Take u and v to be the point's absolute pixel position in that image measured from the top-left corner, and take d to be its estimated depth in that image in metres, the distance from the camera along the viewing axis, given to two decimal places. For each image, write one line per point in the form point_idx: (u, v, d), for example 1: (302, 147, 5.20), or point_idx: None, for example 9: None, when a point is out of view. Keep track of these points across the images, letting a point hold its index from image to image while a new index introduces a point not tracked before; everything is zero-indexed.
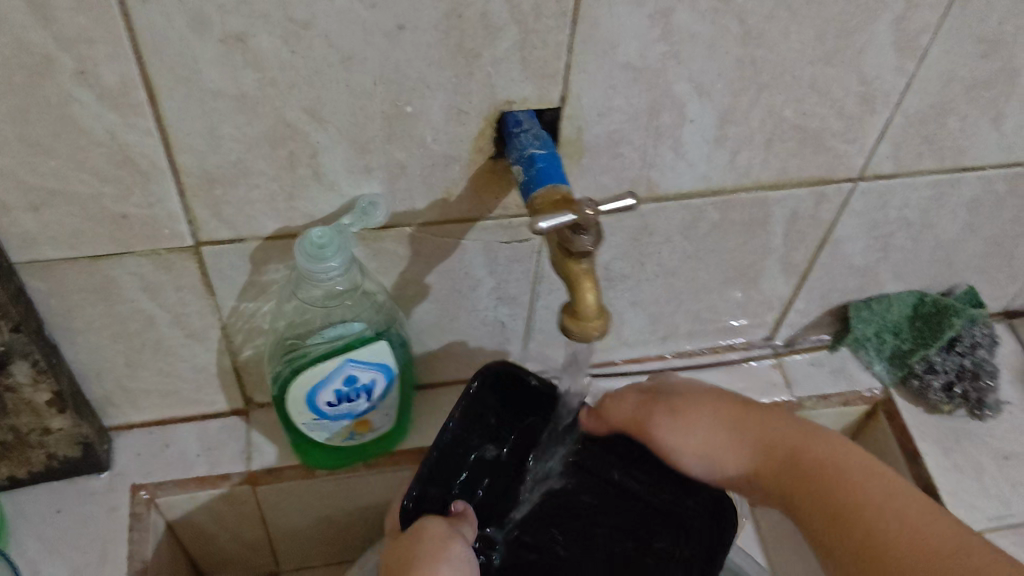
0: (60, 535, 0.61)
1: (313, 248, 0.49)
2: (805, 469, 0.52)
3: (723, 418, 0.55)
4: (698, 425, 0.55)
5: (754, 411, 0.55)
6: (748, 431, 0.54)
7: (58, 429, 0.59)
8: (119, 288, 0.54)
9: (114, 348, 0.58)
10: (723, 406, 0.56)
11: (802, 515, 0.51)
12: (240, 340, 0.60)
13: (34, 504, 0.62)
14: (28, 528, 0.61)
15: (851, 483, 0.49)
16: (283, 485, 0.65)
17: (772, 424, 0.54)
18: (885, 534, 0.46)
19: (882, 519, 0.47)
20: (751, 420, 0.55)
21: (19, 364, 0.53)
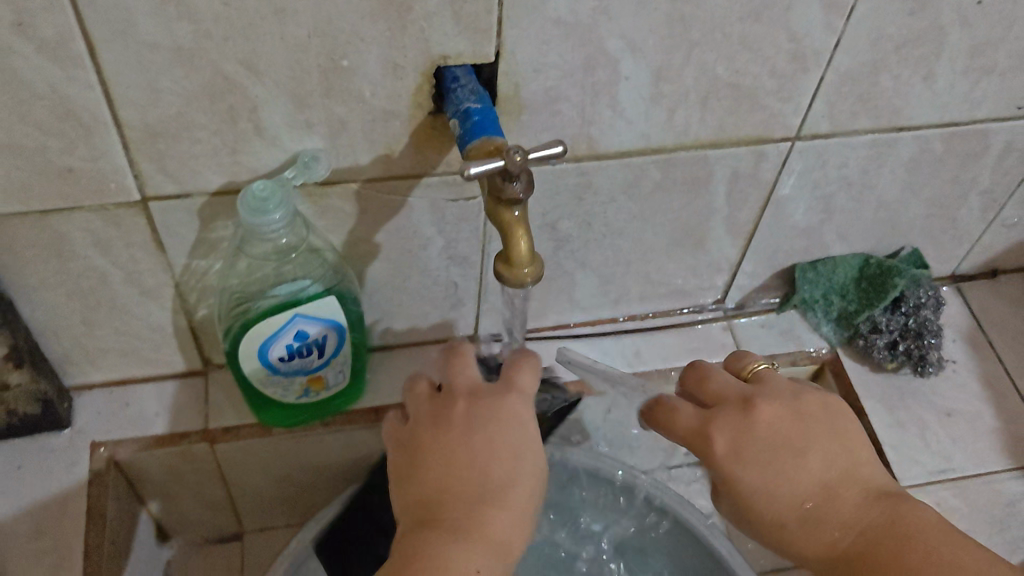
0: (21, 490, 0.62)
1: (255, 201, 0.51)
2: (871, 537, 0.48)
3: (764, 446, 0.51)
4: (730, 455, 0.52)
5: (811, 508, 0.50)
6: (795, 526, 0.50)
7: (16, 384, 0.60)
8: (70, 244, 0.55)
9: (69, 305, 0.59)
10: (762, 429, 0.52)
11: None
12: (194, 299, 0.61)
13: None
14: None
15: (916, 550, 0.46)
16: (241, 444, 0.66)
17: (809, 492, 0.50)
18: None
19: None
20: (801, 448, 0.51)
21: None
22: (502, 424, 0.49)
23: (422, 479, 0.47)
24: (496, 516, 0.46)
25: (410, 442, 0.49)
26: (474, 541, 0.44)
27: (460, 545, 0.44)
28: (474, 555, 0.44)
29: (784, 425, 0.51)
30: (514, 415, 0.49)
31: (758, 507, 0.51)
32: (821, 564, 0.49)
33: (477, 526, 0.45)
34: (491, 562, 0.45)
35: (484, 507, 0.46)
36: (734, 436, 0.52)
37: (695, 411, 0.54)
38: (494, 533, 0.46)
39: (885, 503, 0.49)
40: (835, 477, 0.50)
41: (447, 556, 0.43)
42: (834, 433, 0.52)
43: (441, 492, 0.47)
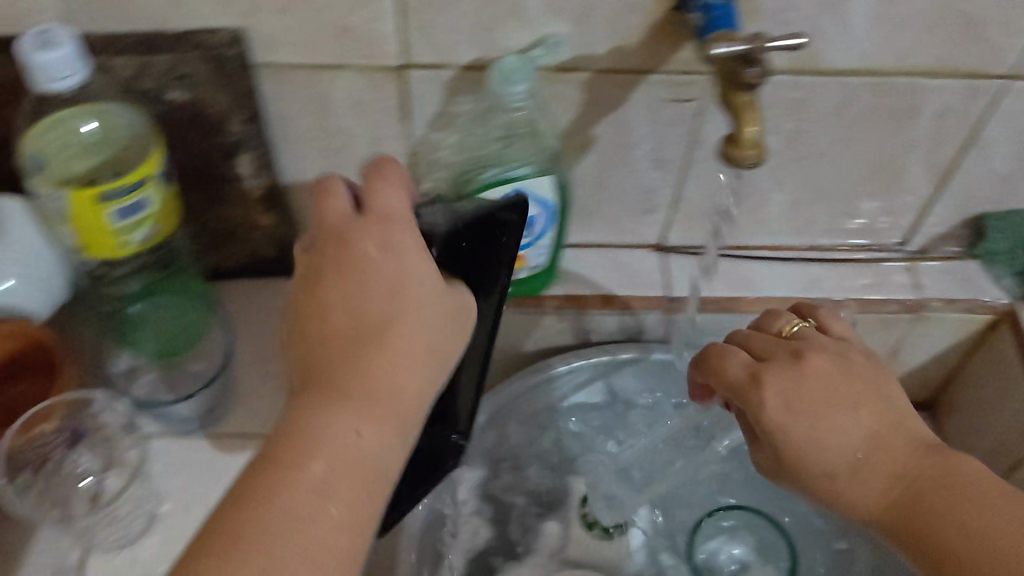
0: (251, 320, 0.71)
1: (504, 74, 0.57)
2: (916, 483, 0.48)
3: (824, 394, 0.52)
4: (772, 396, 0.52)
5: (861, 455, 0.50)
6: (844, 477, 0.50)
7: (264, 225, 0.68)
8: (332, 102, 0.62)
9: (317, 162, 0.67)
10: (816, 372, 0.53)
11: (893, 531, 0.48)
12: (424, 170, 0.68)
13: (232, 294, 0.72)
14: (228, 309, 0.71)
15: (960, 492, 0.46)
16: None
17: (855, 446, 0.50)
18: (963, 539, 0.44)
19: (970, 532, 0.44)
20: (854, 398, 0.52)
21: (244, 155, 0.63)
22: (388, 275, 0.46)
23: (317, 338, 0.45)
24: (377, 361, 0.44)
25: (309, 276, 0.47)
26: (353, 404, 0.43)
27: (345, 414, 0.43)
28: (372, 426, 0.43)
29: (823, 380, 0.52)
30: (362, 256, 0.46)
31: (804, 454, 0.51)
32: (880, 510, 0.49)
33: (369, 390, 0.43)
34: (383, 425, 0.43)
35: (371, 354, 0.44)
36: (788, 385, 0.52)
37: (743, 363, 0.55)
38: (387, 394, 0.44)
39: (941, 453, 0.49)
40: (878, 427, 0.51)
41: (323, 425, 0.42)
42: (867, 386, 0.52)
43: (338, 351, 0.44)
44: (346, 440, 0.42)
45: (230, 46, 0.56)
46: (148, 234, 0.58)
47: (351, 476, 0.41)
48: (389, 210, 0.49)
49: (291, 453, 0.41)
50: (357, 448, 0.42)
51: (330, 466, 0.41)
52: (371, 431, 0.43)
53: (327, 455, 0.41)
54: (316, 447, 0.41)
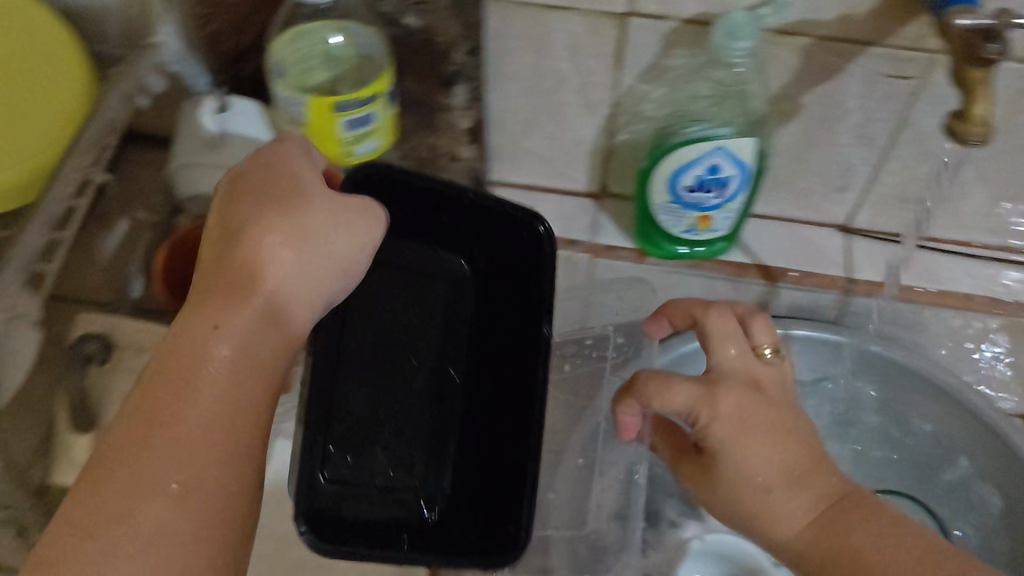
0: None
1: (730, 30, 0.58)
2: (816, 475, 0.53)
3: (741, 416, 0.54)
4: (721, 410, 0.54)
5: (796, 471, 0.53)
6: (779, 499, 0.52)
7: (464, 157, 0.70)
8: (549, 42, 0.63)
9: (521, 102, 0.69)
10: (740, 395, 0.55)
11: (784, 527, 0.52)
12: (623, 121, 0.70)
13: None
14: None
15: (864, 510, 0.51)
16: (621, 262, 0.75)
17: (772, 465, 0.53)
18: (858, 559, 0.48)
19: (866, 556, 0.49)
20: (792, 437, 0.54)
21: (462, 85, 0.65)
22: (289, 195, 0.47)
23: (213, 245, 0.46)
24: (239, 257, 0.45)
25: (223, 217, 0.47)
26: (240, 296, 0.44)
27: (226, 326, 0.43)
28: (234, 313, 0.43)
29: (761, 407, 0.54)
30: (287, 178, 0.48)
31: (718, 465, 0.54)
32: (805, 540, 0.51)
33: (265, 298, 0.45)
34: (247, 323, 0.43)
35: (254, 233, 0.45)
36: (713, 407, 0.55)
37: (698, 387, 0.56)
38: (277, 314, 0.45)
39: (830, 468, 0.53)
40: (765, 417, 0.54)
41: (205, 332, 0.42)
42: (789, 424, 0.54)
43: (224, 262, 0.45)
44: (239, 335, 0.43)
45: None
46: (371, 147, 0.62)
47: (221, 392, 0.42)
48: (279, 177, 0.48)
49: (172, 363, 0.42)
50: (222, 349, 0.42)
51: (206, 382, 0.41)
52: (249, 340, 0.43)
53: (212, 376, 0.42)
54: (182, 352, 0.42)
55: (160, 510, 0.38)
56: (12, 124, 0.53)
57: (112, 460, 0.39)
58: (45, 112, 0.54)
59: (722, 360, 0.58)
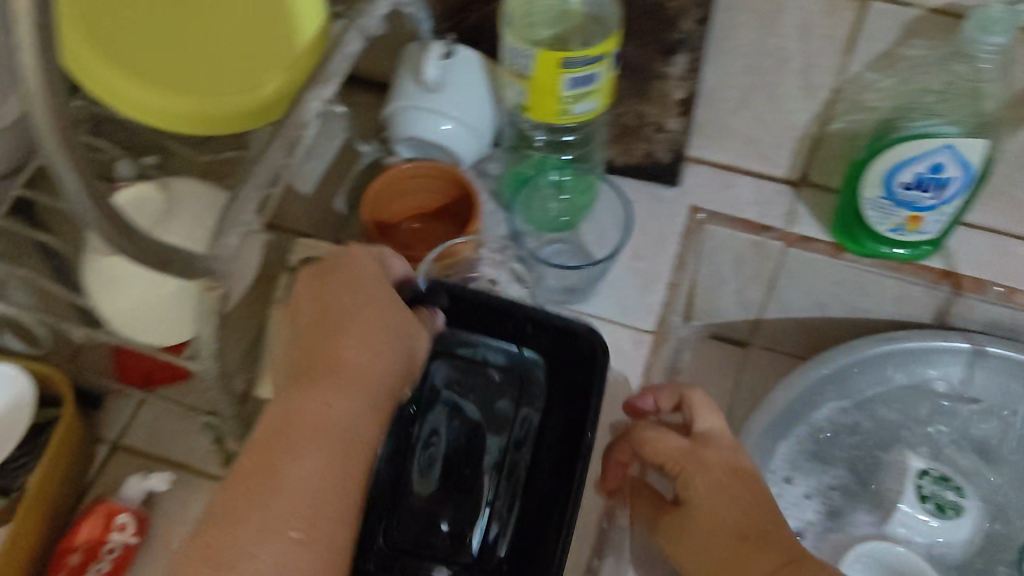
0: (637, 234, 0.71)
1: (981, 22, 0.56)
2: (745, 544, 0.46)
3: (711, 475, 0.49)
4: (684, 460, 0.51)
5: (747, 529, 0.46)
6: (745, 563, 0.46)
7: (671, 129, 0.69)
8: (782, 18, 0.62)
9: (738, 79, 0.68)
10: (712, 460, 0.50)
11: None
12: (841, 109, 0.67)
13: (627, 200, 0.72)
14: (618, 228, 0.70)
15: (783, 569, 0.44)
16: (814, 257, 0.72)
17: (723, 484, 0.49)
18: None
19: None
20: (720, 478, 0.49)
21: (683, 55, 0.63)
22: (370, 284, 0.48)
23: (310, 305, 0.48)
24: (341, 351, 0.45)
25: (320, 305, 0.47)
26: (325, 369, 0.45)
27: (333, 392, 0.44)
28: (342, 395, 0.44)
29: (708, 458, 0.50)
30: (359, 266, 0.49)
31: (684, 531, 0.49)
32: None
33: (352, 375, 0.45)
34: (360, 409, 0.44)
35: (331, 339, 0.46)
36: (695, 469, 0.50)
37: (681, 438, 0.52)
38: (365, 388, 0.45)
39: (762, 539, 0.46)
40: (731, 484, 0.49)
41: (318, 403, 0.43)
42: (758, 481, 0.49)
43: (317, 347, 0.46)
44: (323, 412, 0.43)
45: None
46: (586, 108, 0.61)
47: (326, 448, 0.42)
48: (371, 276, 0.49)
49: (296, 428, 0.42)
50: (334, 419, 0.43)
51: (308, 463, 0.41)
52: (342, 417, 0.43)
53: (280, 497, 0.40)
54: (294, 423, 0.43)
55: (280, 556, 0.39)
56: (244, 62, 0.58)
57: (213, 547, 0.39)
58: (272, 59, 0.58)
59: (706, 428, 0.53)
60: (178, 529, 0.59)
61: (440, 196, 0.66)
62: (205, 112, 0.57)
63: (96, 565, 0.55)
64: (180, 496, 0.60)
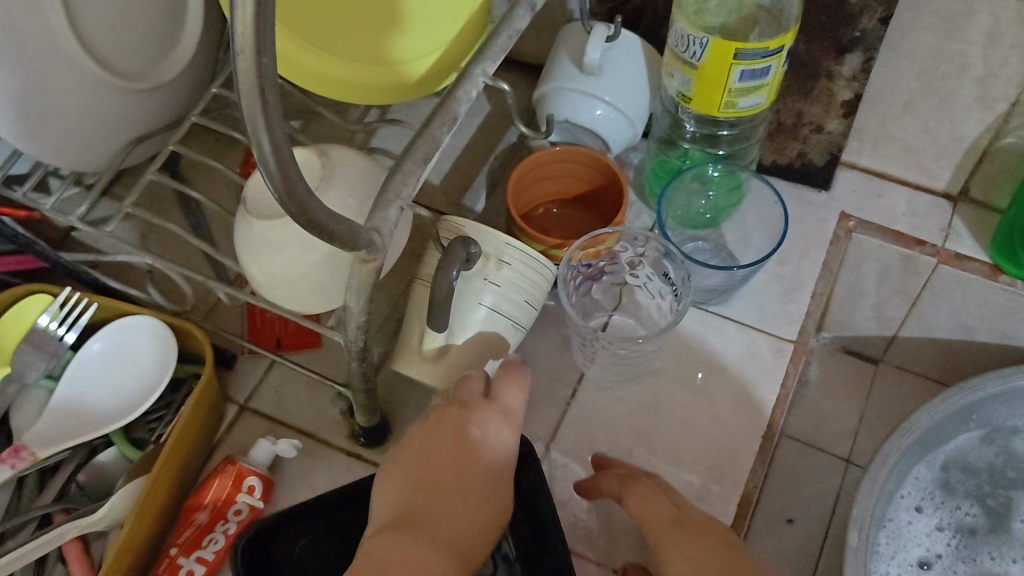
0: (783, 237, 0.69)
1: None
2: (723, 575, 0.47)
3: (679, 525, 0.50)
4: (655, 519, 0.51)
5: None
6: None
7: (829, 131, 0.66)
8: (969, 22, 0.58)
9: (909, 83, 0.64)
10: (679, 523, 0.50)
11: None
12: (1016, 123, 0.63)
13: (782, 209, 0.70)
14: (767, 236, 0.67)
15: None
16: (967, 278, 0.68)
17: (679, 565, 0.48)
18: None
19: None
20: (696, 539, 0.49)
21: (858, 53, 0.60)
22: (470, 457, 0.50)
23: (415, 460, 0.50)
24: (441, 511, 0.48)
25: (441, 432, 0.50)
26: (412, 531, 0.47)
27: (425, 546, 0.46)
28: (418, 550, 0.46)
29: (681, 531, 0.49)
30: (476, 425, 0.50)
31: None
32: None
33: (448, 542, 0.47)
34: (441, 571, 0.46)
35: (444, 496, 0.49)
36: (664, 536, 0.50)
37: (669, 505, 0.52)
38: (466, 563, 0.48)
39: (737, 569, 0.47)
40: (701, 535, 0.49)
41: (407, 554, 0.45)
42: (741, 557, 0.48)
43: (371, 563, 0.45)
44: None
45: None
46: (752, 103, 0.58)
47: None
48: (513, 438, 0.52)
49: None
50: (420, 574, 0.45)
51: None
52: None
53: None
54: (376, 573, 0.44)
55: None
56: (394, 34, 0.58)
57: None
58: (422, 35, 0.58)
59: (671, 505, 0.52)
60: (302, 497, 0.59)
61: (591, 177, 0.65)
62: (361, 81, 0.57)
63: (222, 526, 0.55)
64: (305, 464, 0.60)
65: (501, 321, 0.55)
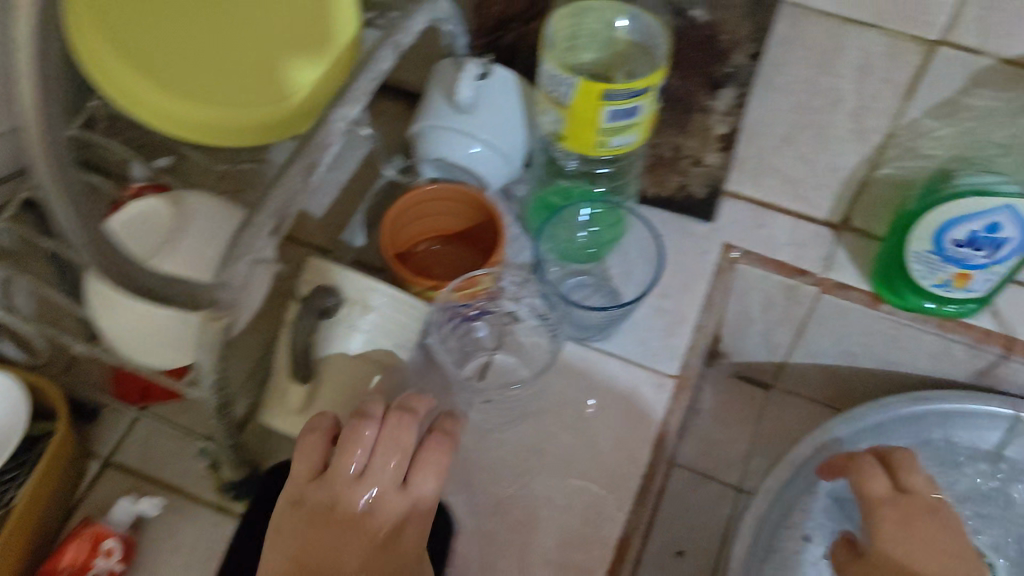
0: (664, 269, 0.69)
1: None
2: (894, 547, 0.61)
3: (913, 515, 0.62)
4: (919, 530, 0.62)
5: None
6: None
7: (707, 164, 0.66)
8: (841, 60, 0.58)
9: (785, 117, 0.64)
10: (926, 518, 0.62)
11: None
12: (892, 155, 0.63)
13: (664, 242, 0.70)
14: (650, 270, 0.67)
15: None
16: (849, 308, 0.69)
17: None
18: None
19: None
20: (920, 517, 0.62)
21: (730, 89, 0.60)
22: (363, 539, 0.48)
23: (295, 533, 0.48)
24: None
25: (326, 509, 0.48)
26: None
27: None
28: None
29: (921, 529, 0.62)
30: (373, 508, 0.49)
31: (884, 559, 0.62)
32: None
33: None
34: None
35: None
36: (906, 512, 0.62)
37: (885, 479, 0.64)
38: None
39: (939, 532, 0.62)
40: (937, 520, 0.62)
41: None
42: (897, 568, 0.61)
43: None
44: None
45: None
46: (624, 141, 0.57)
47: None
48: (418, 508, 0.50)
49: None
50: None
51: None
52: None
53: None
54: None
55: None
56: (269, 72, 0.56)
57: None
58: (297, 72, 0.56)
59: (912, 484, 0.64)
60: (167, 556, 0.56)
61: (472, 213, 0.63)
62: (243, 121, 0.56)
63: None
64: (171, 522, 0.57)
65: (369, 365, 0.53)
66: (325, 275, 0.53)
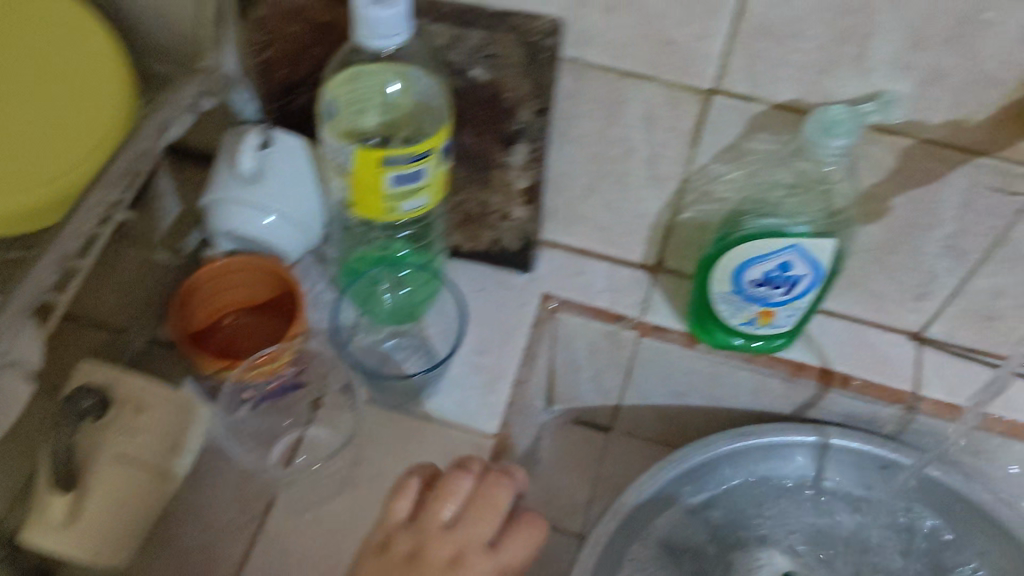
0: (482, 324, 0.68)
1: (826, 124, 0.52)
2: None
3: None
4: None
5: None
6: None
7: (514, 218, 0.66)
8: (625, 110, 0.59)
9: (586, 166, 0.65)
10: None
11: None
12: (689, 199, 0.65)
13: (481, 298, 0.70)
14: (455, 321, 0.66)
15: None
16: (667, 348, 0.70)
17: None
18: None
19: None
20: None
21: (523, 144, 0.60)
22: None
23: None
24: None
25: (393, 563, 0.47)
26: None
27: None
28: None
29: None
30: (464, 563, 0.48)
31: None
32: None
33: None
34: None
35: None
36: None
37: None
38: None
39: None
40: None
41: None
42: None
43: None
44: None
45: (549, 37, 0.54)
46: (416, 205, 0.57)
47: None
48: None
49: None
50: None
51: None
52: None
53: None
54: None
55: None
56: (51, 131, 0.51)
57: None
58: (83, 129, 0.51)
59: None
60: None
61: (266, 288, 0.62)
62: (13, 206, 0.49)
63: None
64: None
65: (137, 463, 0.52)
66: (137, 400, 0.54)
